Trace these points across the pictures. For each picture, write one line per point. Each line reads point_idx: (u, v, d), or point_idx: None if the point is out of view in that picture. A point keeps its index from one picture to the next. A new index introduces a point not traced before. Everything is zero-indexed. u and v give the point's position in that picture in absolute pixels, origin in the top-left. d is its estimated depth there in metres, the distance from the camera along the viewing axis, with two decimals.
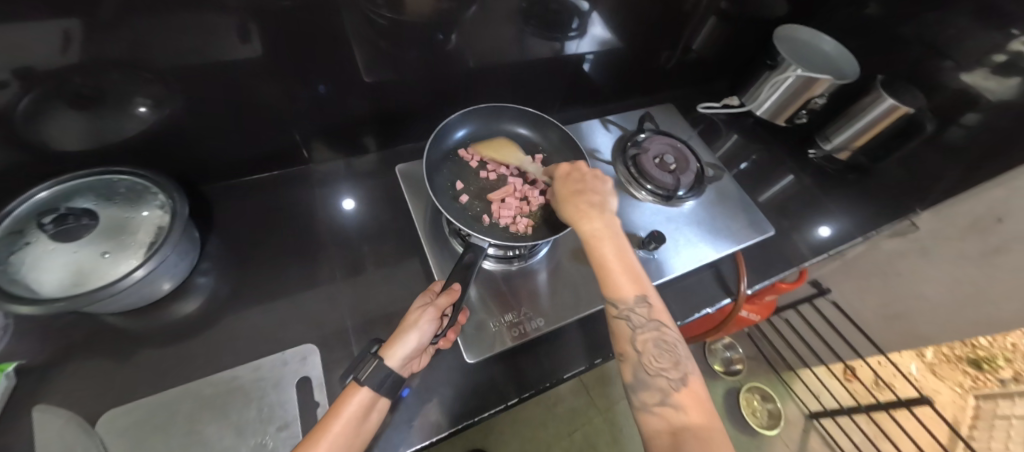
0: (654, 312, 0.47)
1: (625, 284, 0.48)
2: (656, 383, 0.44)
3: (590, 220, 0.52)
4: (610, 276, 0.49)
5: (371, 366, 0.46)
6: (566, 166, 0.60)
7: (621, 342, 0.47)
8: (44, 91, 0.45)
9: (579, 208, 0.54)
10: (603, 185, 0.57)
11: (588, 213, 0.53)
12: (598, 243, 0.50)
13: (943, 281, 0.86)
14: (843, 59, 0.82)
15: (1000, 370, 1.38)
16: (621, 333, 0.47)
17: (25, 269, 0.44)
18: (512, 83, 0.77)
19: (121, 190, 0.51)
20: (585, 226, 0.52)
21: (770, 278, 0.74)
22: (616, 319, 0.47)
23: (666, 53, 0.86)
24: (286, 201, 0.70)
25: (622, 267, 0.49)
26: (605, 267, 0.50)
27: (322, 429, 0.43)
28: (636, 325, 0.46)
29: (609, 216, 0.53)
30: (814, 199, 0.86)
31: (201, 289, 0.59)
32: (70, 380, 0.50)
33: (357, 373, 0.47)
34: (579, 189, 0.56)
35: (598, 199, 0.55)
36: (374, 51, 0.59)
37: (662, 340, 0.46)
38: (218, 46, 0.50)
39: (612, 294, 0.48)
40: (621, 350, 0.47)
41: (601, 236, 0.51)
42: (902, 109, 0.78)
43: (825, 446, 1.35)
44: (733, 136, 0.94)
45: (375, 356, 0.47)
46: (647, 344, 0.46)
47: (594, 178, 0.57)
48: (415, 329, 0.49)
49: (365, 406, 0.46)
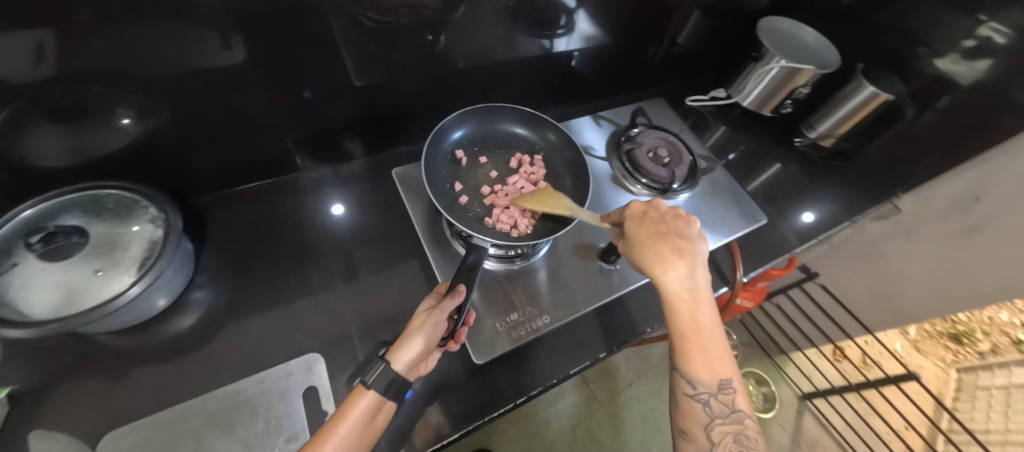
0: (735, 401, 0.46)
1: (707, 366, 0.46)
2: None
3: (674, 281, 0.49)
4: (696, 355, 0.46)
5: (376, 369, 0.45)
6: (640, 204, 0.56)
7: (690, 423, 0.46)
8: (22, 106, 0.44)
9: (661, 260, 0.50)
10: (687, 227, 0.53)
11: (675, 269, 0.49)
12: (682, 311, 0.47)
13: (926, 260, 0.89)
14: (824, 49, 0.84)
15: (978, 343, 1.47)
16: (693, 415, 0.45)
17: (14, 291, 0.43)
18: (503, 82, 0.77)
19: (109, 204, 0.50)
20: (667, 287, 0.49)
21: (763, 265, 0.76)
22: (690, 399, 0.46)
23: (652, 47, 0.87)
24: (280, 209, 0.69)
25: (705, 345, 0.46)
26: (688, 340, 0.46)
27: (326, 432, 0.43)
28: (714, 413, 0.45)
29: (697, 279, 0.50)
30: (801, 186, 0.88)
31: (197, 303, 0.58)
32: (64, 403, 0.48)
33: (363, 376, 0.46)
34: (660, 235, 0.52)
35: (686, 249, 0.51)
36: (362, 55, 0.59)
37: (742, 434, 0.45)
38: (203, 54, 0.49)
39: (692, 373, 0.46)
40: (689, 430, 0.46)
41: (684, 303, 0.48)
42: (882, 97, 0.80)
43: (819, 425, 1.40)
44: (721, 127, 0.96)
45: (381, 359, 0.46)
46: (724, 436, 0.45)
47: (678, 221, 0.53)
48: (421, 333, 0.48)
49: (370, 411, 0.45)
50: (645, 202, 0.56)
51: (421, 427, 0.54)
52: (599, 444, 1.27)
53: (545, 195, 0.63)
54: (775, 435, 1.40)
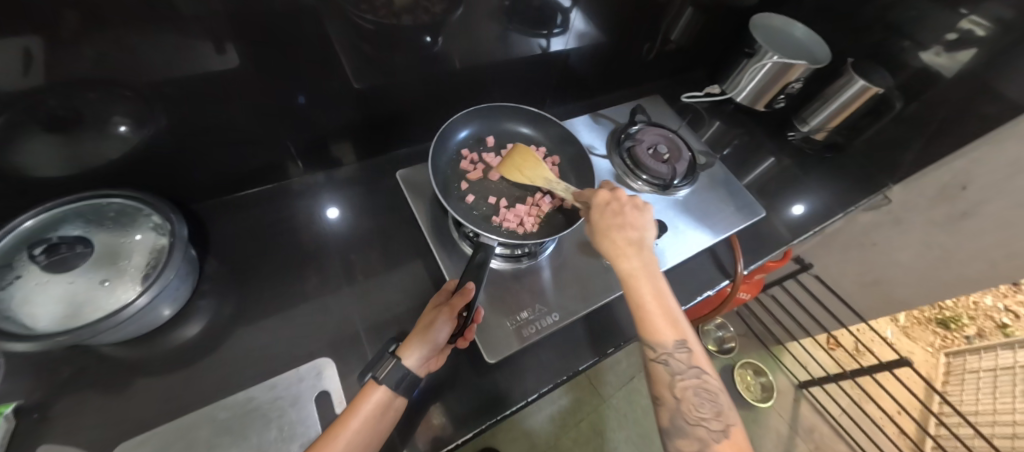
0: (695, 358, 0.47)
1: (667, 329, 0.48)
2: (695, 433, 0.44)
3: (627, 258, 0.51)
4: (652, 320, 0.48)
5: (388, 366, 0.47)
6: (604, 193, 0.56)
7: (659, 386, 0.47)
8: (16, 115, 0.43)
9: (615, 243, 0.52)
10: (643, 215, 0.54)
11: (625, 250, 0.51)
12: (637, 284, 0.50)
13: (915, 248, 0.92)
14: (814, 44, 0.86)
15: (965, 328, 1.55)
16: (659, 378, 0.47)
17: (15, 304, 0.42)
18: (501, 82, 0.78)
19: (110, 213, 0.49)
20: (622, 264, 0.51)
21: (761, 258, 0.77)
22: (654, 363, 0.48)
23: (646, 45, 0.88)
24: (282, 214, 0.68)
25: (662, 311, 0.49)
26: (643, 308, 0.49)
27: (335, 429, 0.43)
28: (675, 371, 0.47)
29: (647, 254, 0.52)
30: (794, 178, 0.90)
31: (202, 311, 0.57)
32: (68, 416, 0.48)
33: (375, 371, 0.47)
34: (615, 221, 0.53)
35: (636, 235, 0.52)
36: (360, 57, 0.59)
37: (703, 388, 0.47)
38: (198, 58, 0.48)
39: (652, 338, 0.48)
40: (659, 394, 0.48)
41: (640, 276, 0.50)
42: (872, 90, 0.82)
43: (816, 413, 1.42)
44: (716, 122, 0.97)
45: (393, 355, 0.48)
46: (687, 391, 0.46)
47: (632, 207, 0.54)
48: (432, 330, 0.49)
49: (380, 406, 0.46)
50: (610, 190, 0.56)
51: (430, 426, 0.54)
52: (602, 438, 1.28)
53: (528, 159, 0.65)
54: (773, 424, 1.39)
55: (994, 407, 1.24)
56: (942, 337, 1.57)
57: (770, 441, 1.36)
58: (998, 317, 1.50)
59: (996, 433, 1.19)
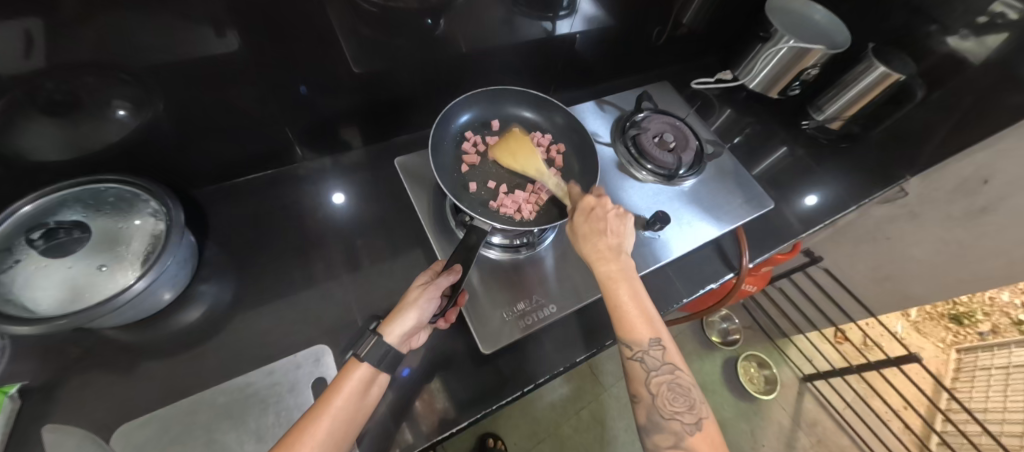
0: (669, 354, 0.47)
1: (642, 328, 0.47)
2: (670, 426, 0.44)
3: (606, 260, 0.50)
4: (628, 321, 0.47)
5: (368, 341, 0.46)
6: (589, 198, 0.55)
7: (636, 384, 0.47)
8: (12, 100, 0.42)
9: (595, 246, 0.51)
10: (622, 224, 0.53)
11: (605, 253, 0.50)
12: (615, 287, 0.48)
13: (930, 242, 0.89)
14: (835, 27, 0.81)
15: (979, 324, 1.51)
16: (636, 376, 0.47)
17: (18, 287, 0.43)
18: (505, 67, 0.75)
19: (109, 198, 0.49)
20: (601, 266, 0.50)
21: (770, 250, 0.76)
22: (630, 361, 0.47)
23: (657, 28, 0.84)
24: (282, 200, 0.68)
25: (638, 311, 0.48)
26: (619, 310, 0.48)
27: (319, 409, 0.42)
28: (651, 369, 0.46)
29: (625, 256, 0.51)
30: (807, 168, 0.87)
31: (203, 296, 0.57)
32: (75, 396, 0.49)
33: (355, 349, 0.46)
34: (598, 226, 0.52)
35: (616, 239, 0.51)
36: (359, 40, 0.57)
37: (677, 383, 0.46)
38: (195, 42, 0.47)
39: (628, 337, 0.47)
40: (637, 392, 0.47)
41: (616, 278, 0.49)
42: (894, 77, 0.78)
43: (819, 406, 1.41)
44: (726, 110, 0.94)
45: (374, 331, 0.47)
46: (662, 387, 0.46)
47: (615, 214, 0.53)
48: (415, 308, 0.49)
49: (365, 382, 0.45)
50: (596, 197, 0.55)
51: (427, 414, 0.54)
52: (602, 426, 1.29)
53: (523, 146, 0.66)
54: (776, 416, 1.37)
55: (1004, 405, 1.23)
56: (954, 333, 1.53)
57: (772, 433, 1.34)
58: (1014, 313, 1.45)
59: (1004, 432, 1.17)
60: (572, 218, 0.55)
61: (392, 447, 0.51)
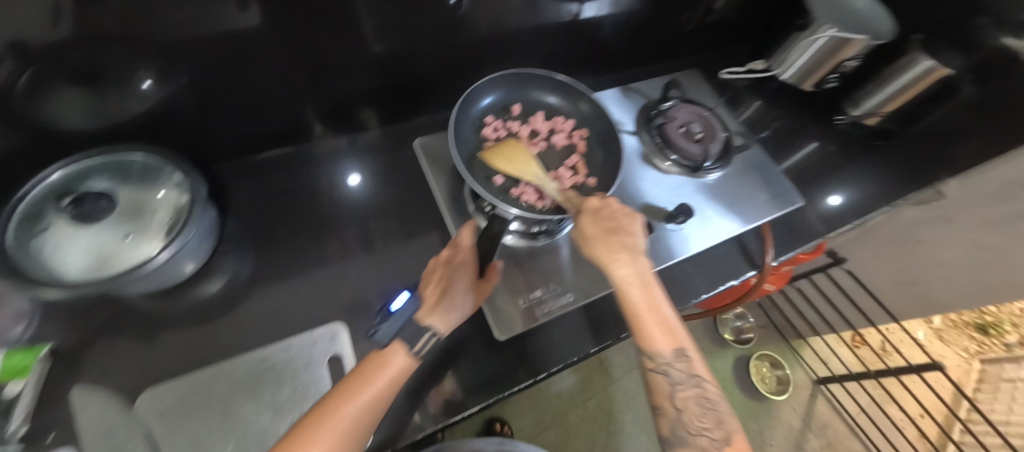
0: (694, 366, 0.45)
1: (664, 337, 0.45)
2: (698, 443, 0.41)
3: (622, 264, 0.48)
4: (647, 329, 0.45)
5: (426, 339, 0.46)
6: (596, 200, 0.54)
7: (658, 397, 0.44)
8: (42, 69, 0.43)
9: (610, 248, 0.49)
10: (634, 222, 0.52)
11: (620, 256, 0.48)
12: (632, 292, 0.47)
13: (964, 248, 0.86)
14: (875, 18, 0.76)
15: (1006, 335, 1.46)
16: (659, 388, 0.44)
17: (48, 252, 0.43)
18: (528, 50, 0.74)
19: (135, 169, 0.50)
20: (616, 269, 0.48)
21: (794, 249, 0.73)
22: (652, 373, 0.44)
23: (687, 14, 0.81)
24: (302, 178, 0.68)
25: (659, 319, 0.46)
26: (638, 317, 0.46)
27: (348, 394, 0.41)
28: (676, 381, 0.44)
29: (641, 259, 0.49)
30: (838, 166, 0.84)
31: (224, 270, 0.58)
32: (100, 361, 0.50)
33: (412, 344, 0.45)
34: (611, 226, 0.51)
35: (632, 240, 0.50)
36: (382, 18, 0.56)
37: (705, 397, 0.44)
38: (219, 16, 0.46)
39: (649, 346, 0.45)
40: (659, 404, 0.44)
41: (633, 285, 0.47)
42: (941, 70, 0.74)
43: (831, 409, 1.39)
44: (755, 102, 0.91)
45: (428, 327, 0.46)
46: (689, 401, 0.43)
47: (624, 212, 0.52)
48: (466, 310, 0.51)
49: (398, 372, 0.44)
50: (601, 199, 0.54)
51: (440, 396, 0.54)
52: (609, 417, 1.29)
53: (517, 151, 0.63)
54: (787, 417, 1.36)
55: None
56: (978, 342, 1.49)
57: (781, 433, 1.33)
58: None
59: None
60: (580, 221, 0.53)
61: (405, 428, 0.52)
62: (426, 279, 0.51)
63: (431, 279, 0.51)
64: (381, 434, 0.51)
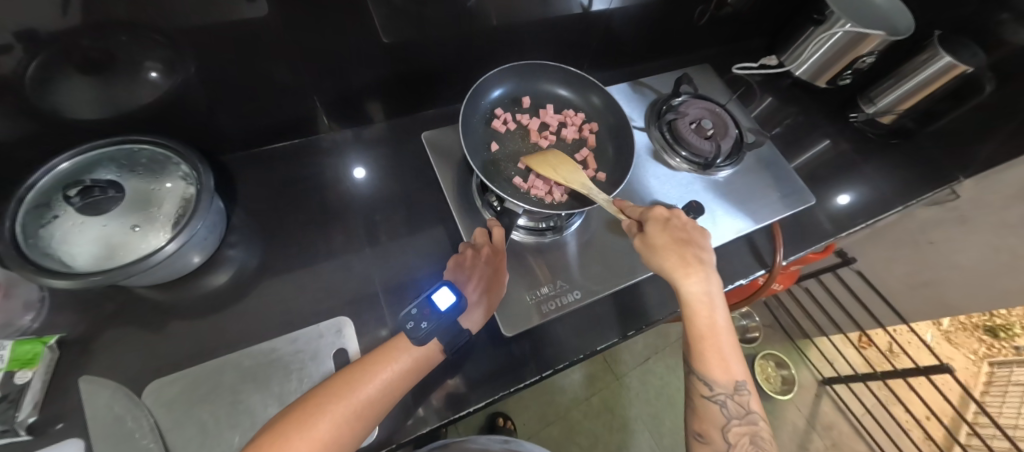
0: (751, 402, 0.47)
1: (724, 368, 0.47)
2: None
3: (694, 281, 0.50)
4: (708, 354, 0.47)
5: (463, 341, 0.48)
6: (662, 209, 0.56)
7: (707, 425, 0.46)
8: (50, 56, 0.42)
9: (683, 261, 0.51)
10: (703, 237, 0.54)
11: (692, 274, 0.50)
12: (699, 313, 0.49)
13: (978, 249, 0.84)
14: (894, 12, 0.74)
15: (1016, 338, 1.44)
16: (711, 417, 0.46)
17: (56, 242, 0.44)
18: (537, 43, 0.73)
19: (142, 160, 0.50)
20: (686, 288, 0.50)
21: (804, 249, 0.72)
22: (707, 400, 0.47)
23: (701, 7, 0.79)
24: (308, 171, 0.68)
25: (720, 346, 0.48)
26: (702, 340, 0.48)
27: (370, 369, 0.44)
28: (730, 415, 0.46)
29: (713, 280, 0.51)
30: (851, 164, 0.82)
31: (231, 261, 0.58)
32: (109, 350, 0.51)
33: (450, 344, 0.48)
34: (681, 240, 0.53)
35: (704, 259, 0.52)
36: (391, 9, 0.55)
37: (758, 436, 0.45)
38: (227, 6, 0.46)
39: (709, 374, 0.47)
40: (705, 432, 0.46)
41: (703, 304, 0.49)
42: (960, 68, 0.72)
43: (836, 410, 1.38)
44: (768, 98, 0.89)
45: (467, 330, 0.49)
46: (741, 437, 0.45)
47: (692, 227, 0.55)
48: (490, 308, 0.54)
49: (420, 357, 0.46)
50: (667, 209, 0.57)
51: (449, 389, 0.54)
52: (612, 413, 1.29)
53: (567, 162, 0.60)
54: (791, 416, 1.35)
55: None
56: (988, 345, 1.47)
57: (785, 433, 1.33)
58: None
59: None
60: (645, 229, 0.54)
61: (408, 422, 0.52)
62: (467, 276, 0.53)
63: (473, 278, 0.54)
64: (384, 427, 0.51)
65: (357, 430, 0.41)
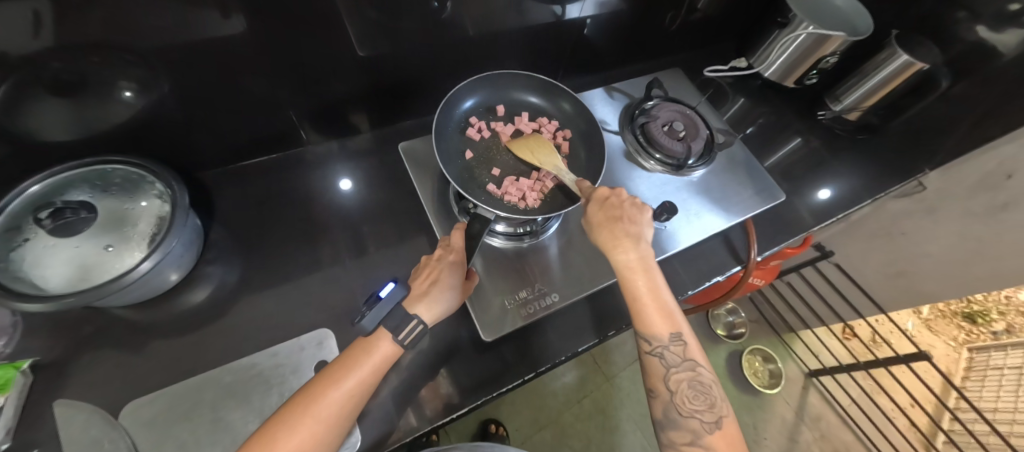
0: (690, 351, 0.48)
1: (661, 322, 0.48)
2: (688, 424, 0.45)
3: (624, 250, 0.51)
4: (645, 314, 0.49)
5: (413, 327, 0.47)
6: (604, 189, 0.55)
7: (653, 379, 0.48)
8: (20, 80, 0.42)
9: (613, 235, 0.52)
10: (639, 212, 0.54)
11: (622, 242, 0.51)
12: (633, 279, 0.50)
13: (947, 238, 0.87)
14: (853, 13, 0.77)
15: (992, 323, 1.49)
16: (654, 371, 0.48)
17: (28, 266, 0.43)
18: (512, 51, 0.74)
19: (116, 179, 0.50)
20: (619, 255, 0.51)
21: (779, 243, 0.74)
22: (649, 356, 0.48)
23: (670, 13, 0.82)
24: (287, 185, 0.68)
25: (657, 304, 0.49)
26: (638, 302, 0.49)
27: (335, 376, 0.43)
28: (670, 365, 0.47)
29: (643, 245, 0.52)
30: (822, 160, 0.85)
31: (210, 279, 0.58)
32: (84, 372, 0.50)
33: (399, 333, 0.47)
34: (614, 212, 0.53)
35: (635, 228, 0.52)
36: (367, 23, 0.56)
37: (698, 381, 0.47)
38: (202, 25, 0.47)
39: (647, 331, 0.48)
40: (653, 388, 0.48)
41: (635, 269, 0.50)
42: (917, 65, 0.75)
43: (824, 401, 1.40)
44: (740, 99, 0.92)
45: (415, 315, 0.48)
46: (681, 384, 0.47)
47: (630, 202, 0.54)
48: (450, 291, 0.52)
49: (380, 357, 0.46)
50: (610, 189, 0.56)
51: (436, 395, 0.55)
52: (604, 415, 1.30)
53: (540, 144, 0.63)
54: (781, 410, 1.37)
55: (1016, 405, 1.21)
56: (966, 331, 1.51)
57: (775, 427, 1.34)
58: None
59: (1013, 432, 1.17)
60: (586, 208, 0.55)
61: (393, 431, 0.52)
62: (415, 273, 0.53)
63: (422, 272, 0.53)
64: (369, 438, 0.51)
65: (329, 436, 0.41)
